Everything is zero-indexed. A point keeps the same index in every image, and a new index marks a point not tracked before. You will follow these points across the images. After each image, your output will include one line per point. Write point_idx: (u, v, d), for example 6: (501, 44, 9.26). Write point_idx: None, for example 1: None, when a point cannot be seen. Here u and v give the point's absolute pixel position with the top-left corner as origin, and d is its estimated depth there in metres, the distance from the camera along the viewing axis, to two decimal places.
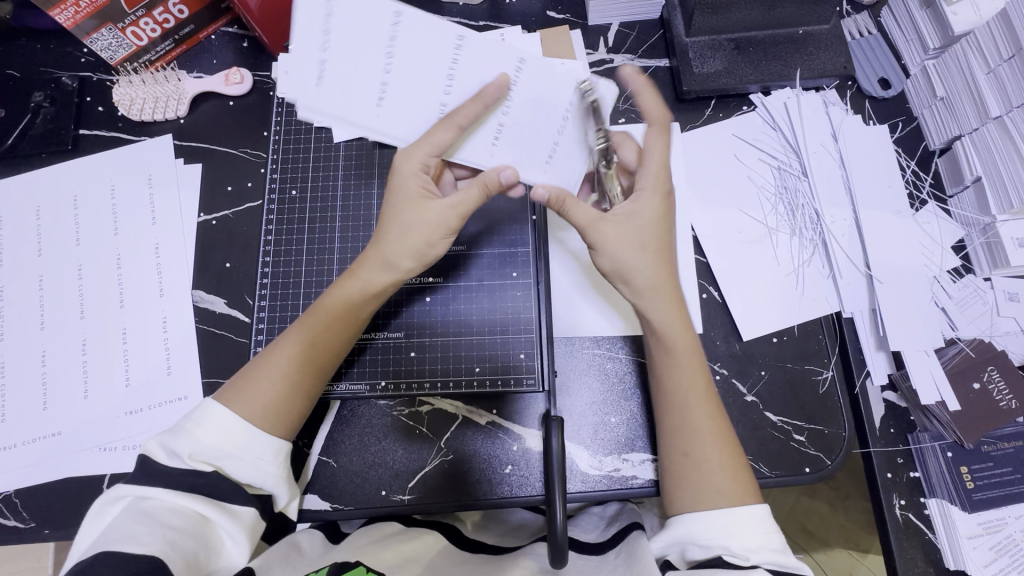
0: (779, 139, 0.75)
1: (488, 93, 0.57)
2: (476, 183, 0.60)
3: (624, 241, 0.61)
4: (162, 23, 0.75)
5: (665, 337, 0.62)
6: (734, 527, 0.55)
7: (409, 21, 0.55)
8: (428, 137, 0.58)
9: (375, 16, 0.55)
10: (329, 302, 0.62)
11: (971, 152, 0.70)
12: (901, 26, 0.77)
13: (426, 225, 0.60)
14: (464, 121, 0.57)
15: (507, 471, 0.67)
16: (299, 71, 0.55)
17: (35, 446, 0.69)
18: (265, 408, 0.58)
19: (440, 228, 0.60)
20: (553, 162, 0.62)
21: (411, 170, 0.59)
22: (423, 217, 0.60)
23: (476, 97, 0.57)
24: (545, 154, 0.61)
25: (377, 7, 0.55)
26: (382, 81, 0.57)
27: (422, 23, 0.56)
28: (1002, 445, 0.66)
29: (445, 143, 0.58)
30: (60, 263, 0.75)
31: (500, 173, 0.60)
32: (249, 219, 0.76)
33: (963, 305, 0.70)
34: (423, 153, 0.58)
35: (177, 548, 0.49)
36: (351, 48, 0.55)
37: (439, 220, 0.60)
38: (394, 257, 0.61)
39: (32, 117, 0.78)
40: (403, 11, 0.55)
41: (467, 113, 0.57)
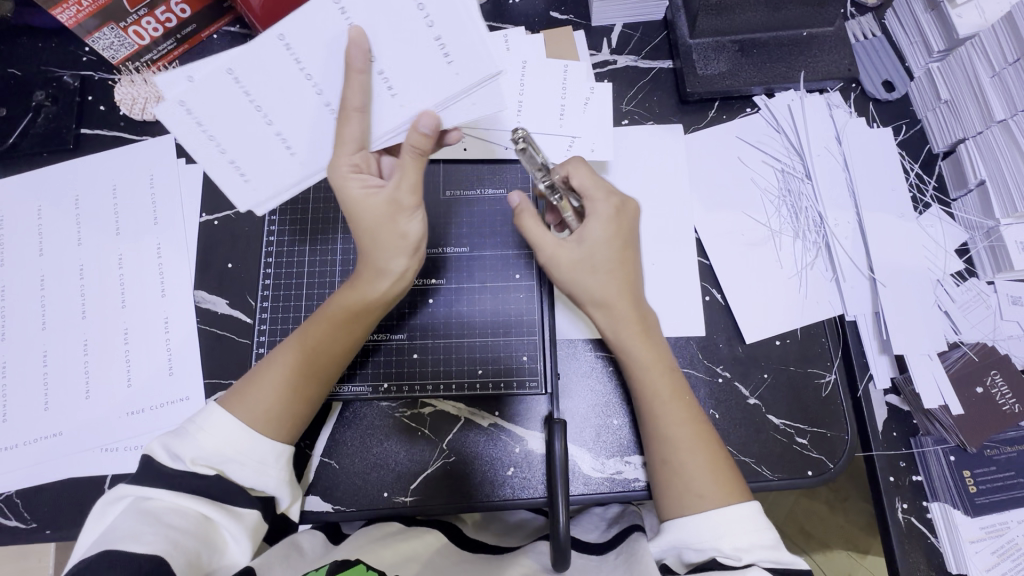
0: (783, 141, 0.75)
1: (353, 59, 0.52)
2: (406, 152, 0.54)
3: (579, 267, 0.62)
4: (164, 22, 0.74)
5: (622, 353, 0.63)
6: (723, 528, 0.55)
7: (243, 70, 0.53)
8: (339, 139, 0.54)
9: (216, 86, 0.54)
10: (330, 309, 0.61)
11: (975, 155, 0.69)
12: (905, 28, 0.76)
13: (384, 217, 0.57)
14: (356, 102, 0.53)
15: (509, 473, 0.67)
16: (223, 176, 0.57)
17: (37, 447, 0.69)
18: (267, 415, 0.58)
19: (401, 211, 0.57)
20: (461, 68, 0.54)
21: (341, 176, 0.55)
22: (378, 209, 0.56)
23: (348, 71, 0.52)
24: (443, 62, 0.54)
25: (210, 76, 0.53)
26: (277, 131, 0.56)
27: (251, 52, 0.53)
28: (1005, 449, 0.66)
29: (357, 136, 0.54)
30: (62, 262, 0.74)
31: (419, 129, 0.53)
32: (251, 219, 0.76)
33: (966, 308, 0.69)
34: (344, 156, 0.54)
35: (181, 548, 0.49)
36: (230, 125, 0.55)
37: (395, 203, 0.57)
38: (388, 263, 0.59)
39: (34, 116, 0.78)
40: (233, 64, 0.53)
41: (354, 91, 0.52)
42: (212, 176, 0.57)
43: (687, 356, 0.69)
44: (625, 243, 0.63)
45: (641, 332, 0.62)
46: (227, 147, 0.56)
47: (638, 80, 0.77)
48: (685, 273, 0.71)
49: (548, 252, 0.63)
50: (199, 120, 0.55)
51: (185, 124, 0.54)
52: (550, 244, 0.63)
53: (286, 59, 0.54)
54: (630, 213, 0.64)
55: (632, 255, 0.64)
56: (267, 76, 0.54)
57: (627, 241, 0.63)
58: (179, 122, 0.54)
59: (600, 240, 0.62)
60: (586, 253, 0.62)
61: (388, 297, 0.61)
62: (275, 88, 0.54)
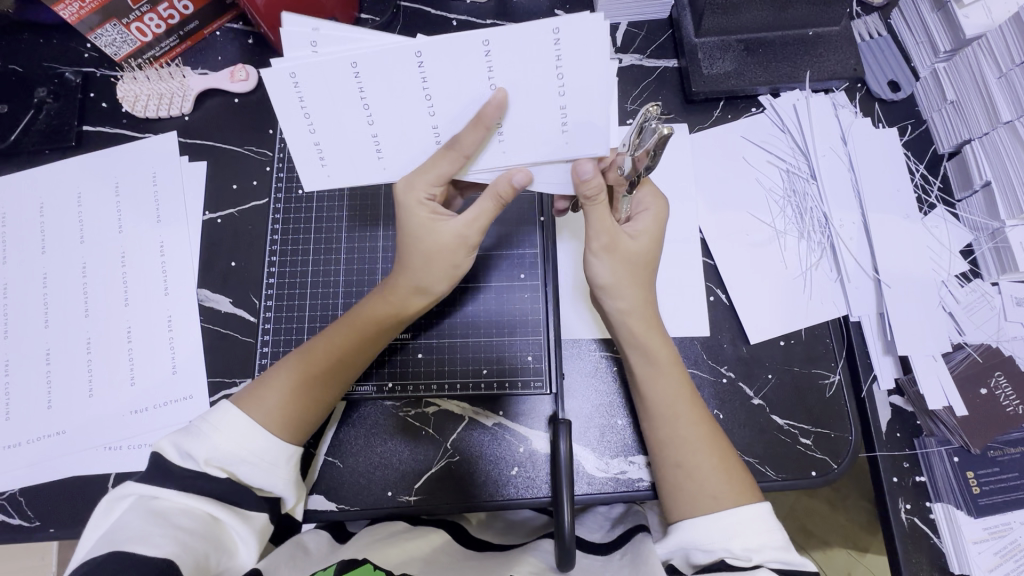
0: (788, 141, 0.75)
1: (485, 115, 0.47)
2: (488, 196, 0.55)
3: (630, 259, 0.61)
4: (167, 19, 0.74)
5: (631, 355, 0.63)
6: (735, 528, 0.55)
7: (369, 66, 0.45)
8: (427, 169, 0.52)
9: (332, 72, 0.46)
10: (357, 320, 0.62)
11: (981, 156, 0.69)
12: (912, 28, 0.76)
13: (447, 249, 0.58)
14: (468, 150, 0.50)
15: (514, 473, 0.67)
16: (303, 155, 0.52)
17: (40, 444, 0.69)
18: (282, 418, 0.58)
19: (462, 247, 0.59)
20: (573, 139, 0.50)
21: (413, 200, 0.55)
22: (443, 240, 0.58)
23: (475, 123, 0.48)
24: (558, 127, 0.49)
25: (331, 66, 0.45)
26: (375, 132, 0.50)
27: (386, 56, 0.45)
28: (1009, 450, 0.66)
29: (448, 174, 0.52)
30: (64, 260, 0.74)
31: (511, 182, 0.53)
32: (254, 217, 0.76)
33: (971, 311, 0.69)
34: (423, 185, 0.53)
35: (189, 549, 0.49)
36: (333, 114, 0.48)
37: (461, 239, 0.58)
38: (421, 282, 0.60)
39: (36, 113, 0.78)
40: (360, 59, 0.45)
41: (471, 140, 0.49)
42: (294, 149, 0.51)
43: (691, 356, 0.69)
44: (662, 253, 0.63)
45: (655, 335, 0.63)
46: (317, 130, 0.50)
47: (643, 79, 0.77)
48: (690, 274, 0.71)
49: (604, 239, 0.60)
50: (302, 99, 0.47)
51: (286, 99, 0.47)
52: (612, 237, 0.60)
53: (413, 76, 0.46)
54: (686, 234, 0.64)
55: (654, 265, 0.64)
56: (387, 84, 0.47)
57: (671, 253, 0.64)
58: (282, 96, 0.47)
59: (654, 237, 0.62)
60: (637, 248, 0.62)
61: (411, 311, 0.62)
62: (389, 93, 0.47)
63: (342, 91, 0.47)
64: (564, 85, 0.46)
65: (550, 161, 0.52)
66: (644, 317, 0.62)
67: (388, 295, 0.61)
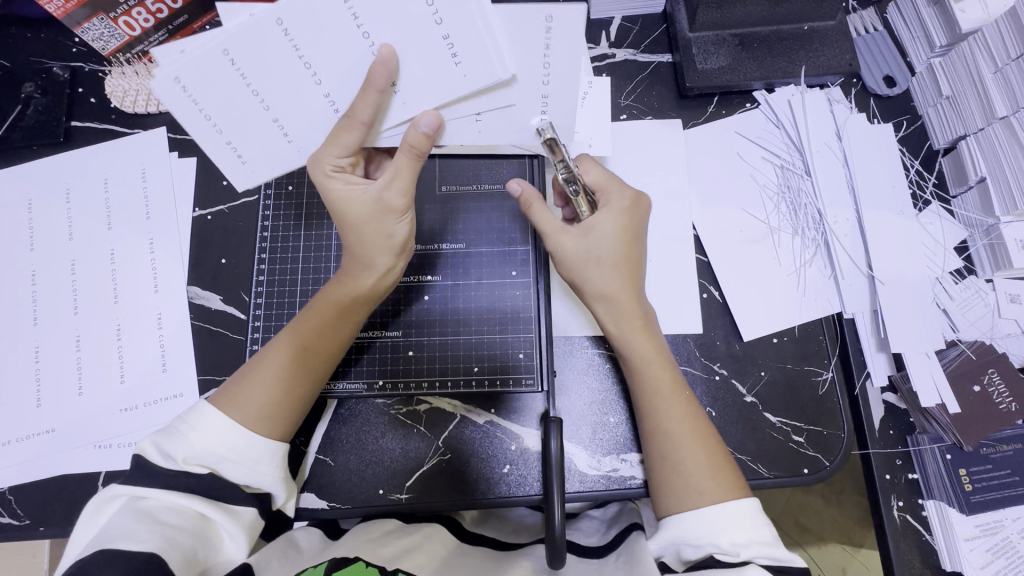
0: (783, 137, 0.74)
1: (375, 76, 0.48)
2: (402, 151, 0.53)
3: (582, 257, 0.62)
4: (155, 14, 0.73)
5: (621, 348, 0.63)
6: (724, 524, 0.54)
7: (240, 51, 0.48)
8: (332, 140, 0.52)
9: (210, 65, 0.49)
10: (322, 305, 0.61)
11: (976, 152, 0.69)
12: (907, 23, 0.76)
13: (372, 215, 0.56)
14: (366, 116, 0.50)
15: (506, 471, 0.67)
16: (221, 157, 0.55)
17: (29, 443, 0.69)
18: (260, 410, 0.57)
19: (389, 212, 0.56)
20: (471, 72, 0.50)
21: (324, 175, 0.55)
22: (365, 208, 0.56)
23: (367, 86, 0.49)
24: (451, 62, 0.50)
25: (205, 57, 0.48)
26: (276, 118, 0.53)
27: (247, 31, 0.47)
28: (1002, 448, 0.66)
29: (355, 143, 0.52)
30: (53, 256, 0.74)
31: (419, 129, 0.51)
32: (245, 214, 0.75)
33: (966, 307, 0.69)
34: (331, 155, 0.53)
35: (176, 545, 0.49)
36: (228, 107, 0.51)
37: (383, 203, 0.56)
38: (371, 259, 0.59)
39: (24, 108, 0.77)
40: (230, 45, 0.48)
41: (365, 104, 0.49)
42: (211, 154, 0.55)
43: (685, 354, 0.69)
44: (632, 240, 0.63)
45: (643, 327, 0.62)
46: (224, 128, 0.53)
47: (637, 74, 0.76)
48: (682, 270, 0.71)
49: (552, 240, 0.63)
50: (196, 100, 0.51)
51: (181, 104, 0.51)
52: (555, 232, 0.63)
53: (283, 47, 0.48)
54: (643, 210, 0.64)
55: (638, 253, 0.63)
56: (265, 62, 0.49)
57: (637, 237, 0.63)
58: (177, 101, 0.51)
59: (608, 229, 0.62)
60: (591, 242, 0.62)
61: (376, 292, 0.62)
62: (269, 68, 0.49)
63: (227, 81, 0.50)
64: (438, 12, 0.47)
65: (453, 103, 0.52)
66: (635, 307, 0.62)
67: (351, 277, 0.61)
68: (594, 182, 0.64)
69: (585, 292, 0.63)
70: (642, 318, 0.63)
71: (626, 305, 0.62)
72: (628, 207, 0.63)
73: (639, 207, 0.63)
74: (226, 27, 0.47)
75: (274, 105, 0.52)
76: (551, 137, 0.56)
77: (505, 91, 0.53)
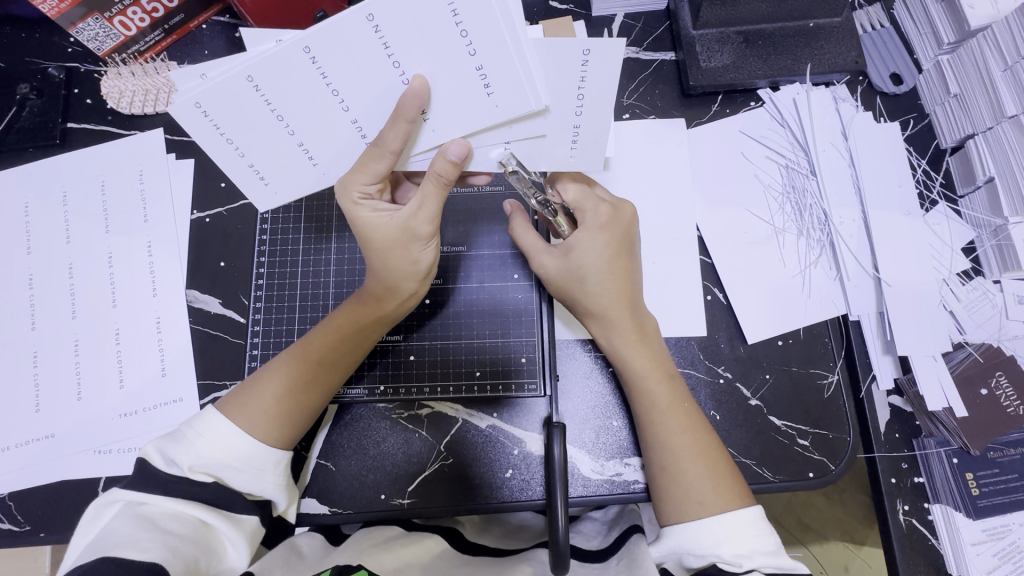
0: (788, 136, 0.73)
1: (405, 107, 0.46)
2: (429, 179, 0.52)
3: (567, 276, 0.63)
4: (151, 12, 0.72)
5: (620, 362, 0.62)
6: (725, 534, 0.54)
7: (265, 78, 0.46)
8: (360, 169, 0.51)
9: (234, 92, 0.47)
10: (339, 321, 0.61)
11: (984, 152, 0.68)
12: (914, 19, 0.75)
13: (398, 241, 0.56)
14: (395, 145, 0.49)
15: (508, 475, 0.66)
16: (244, 179, 0.54)
17: (28, 448, 0.68)
18: (267, 420, 0.57)
19: (415, 240, 0.57)
20: (502, 102, 0.48)
21: (352, 203, 0.54)
22: (392, 234, 0.56)
23: (396, 116, 0.47)
24: (481, 92, 0.48)
25: (228, 84, 0.46)
26: (300, 142, 0.51)
27: (273, 59, 0.45)
28: (1009, 452, 0.66)
29: (383, 171, 0.51)
30: (51, 260, 0.73)
31: (447, 158, 0.51)
32: (244, 216, 0.74)
33: (972, 309, 0.68)
34: (359, 184, 0.53)
35: (180, 554, 0.49)
36: (251, 132, 0.50)
37: (410, 230, 0.56)
38: (391, 278, 0.58)
39: (19, 110, 0.76)
40: (254, 73, 0.45)
41: (396, 134, 0.48)
42: (232, 175, 0.53)
43: (689, 357, 0.68)
44: (619, 252, 0.63)
45: (638, 340, 0.62)
46: (247, 152, 0.52)
47: (640, 72, 0.75)
48: (686, 271, 0.70)
49: (536, 260, 0.64)
50: (218, 125, 0.49)
51: (204, 129, 0.49)
52: (540, 252, 0.64)
53: (310, 73, 0.46)
54: (624, 220, 0.64)
55: (628, 265, 0.63)
56: (291, 87, 0.47)
57: (625, 252, 0.63)
58: (198, 125, 0.48)
59: (589, 250, 0.62)
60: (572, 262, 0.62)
61: (396, 312, 0.62)
62: (295, 95, 0.47)
63: (251, 107, 0.48)
64: (473, 44, 0.45)
65: (483, 130, 0.51)
66: (630, 321, 0.62)
67: (375, 298, 0.60)
68: (572, 199, 0.64)
69: (575, 306, 0.64)
70: (636, 331, 0.62)
71: (620, 319, 0.62)
72: (606, 223, 0.63)
73: (619, 221, 0.63)
74: (250, 53, 0.45)
75: (299, 130, 0.50)
76: (513, 168, 0.56)
77: (535, 120, 0.51)
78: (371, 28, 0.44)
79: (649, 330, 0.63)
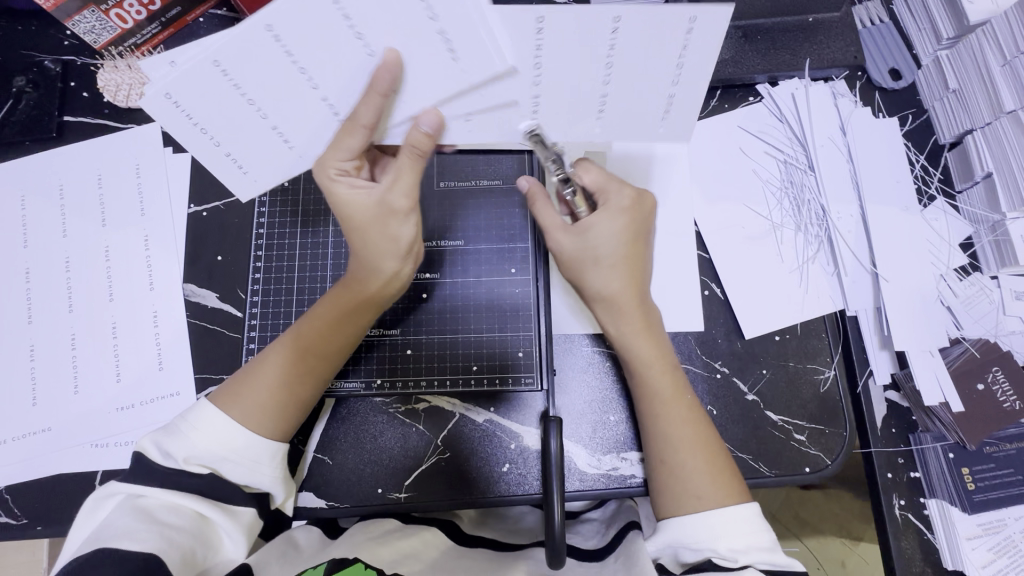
0: (786, 131, 0.73)
1: (379, 81, 0.47)
2: (404, 153, 0.52)
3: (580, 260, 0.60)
4: (148, 5, 0.71)
5: (623, 348, 0.62)
6: (722, 529, 0.54)
7: (231, 62, 0.46)
8: (337, 144, 0.51)
9: (200, 79, 0.47)
10: (327, 308, 0.60)
11: (982, 147, 0.68)
12: (914, 13, 0.74)
13: (377, 220, 0.56)
14: (369, 119, 0.49)
15: (505, 470, 0.67)
16: (223, 169, 0.55)
17: (25, 442, 0.68)
18: (260, 412, 0.57)
19: (392, 215, 0.55)
20: (468, 66, 0.46)
21: (328, 179, 0.54)
22: (368, 211, 0.55)
23: (370, 90, 0.47)
24: (447, 58, 0.46)
25: (195, 71, 0.46)
26: (274, 125, 0.52)
27: (237, 42, 0.45)
28: (1005, 446, 0.66)
29: (358, 146, 0.51)
30: (47, 253, 0.73)
31: (420, 129, 0.50)
32: (241, 210, 0.74)
33: (969, 304, 0.68)
34: (336, 159, 0.52)
35: (175, 546, 0.49)
36: (223, 119, 0.50)
37: (388, 206, 0.55)
38: (378, 263, 0.58)
39: (15, 103, 0.76)
40: (220, 58, 0.45)
41: (370, 109, 0.48)
42: (211, 164, 0.54)
43: (685, 351, 0.68)
44: (635, 242, 0.60)
45: (644, 328, 0.61)
46: (222, 139, 0.52)
47: None
48: (682, 266, 0.70)
49: (552, 239, 0.61)
50: (188, 113, 0.49)
51: (175, 119, 0.49)
52: (556, 227, 0.61)
53: (276, 54, 0.46)
54: (646, 210, 0.60)
55: (642, 251, 0.61)
56: (257, 70, 0.47)
57: (640, 238, 0.60)
58: (170, 115, 0.49)
59: (610, 234, 0.59)
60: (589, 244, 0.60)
61: (380, 296, 0.61)
62: (267, 81, 0.48)
63: (221, 94, 0.48)
64: (433, 11, 0.43)
65: (452, 96, 0.49)
66: (636, 307, 0.61)
67: (361, 283, 0.59)
68: (593, 182, 0.61)
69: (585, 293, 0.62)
70: (642, 318, 0.61)
71: (628, 307, 0.61)
72: (628, 208, 0.60)
73: (637, 210, 0.60)
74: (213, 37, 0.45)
75: (272, 114, 0.51)
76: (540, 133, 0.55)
77: (502, 82, 0.49)
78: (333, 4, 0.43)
79: (653, 317, 0.63)
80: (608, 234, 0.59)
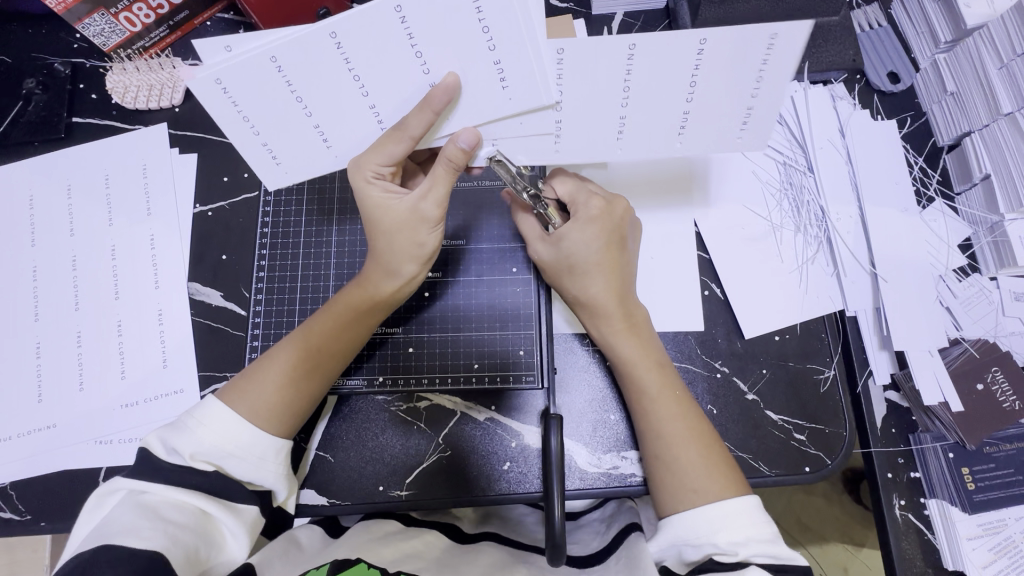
0: (786, 134, 0.74)
1: (434, 98, 0.48)
2: (440, 163, 0.53)
3: (558, 269, 0.64)
4: (156, 8, 0.73)
5: (624, 354, 0.62)
6: (724, 520, 0.54)
7: (288, 59, 0.47)
8: (378, 148, 0.52)
9: (256, 71, 0.47)
10: (338, 307, 0.61)
11: (981, 149, 0.69)
12: (911, 17, 0.75)
13: (405, 225, 0.57)
14: (416, 131, 0.50)
15: (506, 468, 0.67)
16: (255, 156, 0.54)
17: (32, 438, 0.69)
18: (268, 409, 0.58)
19: (423, 223, 0.57)
20: (516, 95, 0.50)
21: (364, 181, 0.55)
22: (399, 217, 0.57)
23: (423, 105, 0.49)
24: (497, 85, 0.50)
25: (251, 63, 0.47)
26: (317, 124, 0.52)
27: (300, 43, 0.46)
28: (1005, 446, 0.66)
29: (399, 154, 0.52)
30: (55, 252, 0.74)
31: (459, 145, 0.52)
32: (246, 210, 0.75)
33: (968, 305, 0.69)
34: (374, 164, 0.53)
35: (179, 543, 0.49)
36: (269, 112, 0.51)
37: (417, 213, 0.57)
38: (393, 264, 0.59)
39: (25, 104, 0.77)
40: (278, 53, 0.46)
41: (418, 122, 0.50)
42: (247, 156, 0.54)
43: (686, 351, 0.69)
44: (613, 243, 0.62)
45: (627, 332, 0.63)
46: (261, 129, 0.52)
47: None
48: (681, 266, 0.70)
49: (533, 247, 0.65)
50: (236, 101, 0.50)
51: (220, 103, 0.49)
52: (535, 240, 0.65)
53: (335, 60, 0.47)
54: (616, 214, 0.63)
55: (619, 261, 0.63)
56: (314, 73, 0.48)
57: (614, 244, 0.63)
58: (217, 101, 0.49)
59: (579, 240, 0.62)
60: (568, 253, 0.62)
61: (395, 298, 0.62)
62: (317, 82, 0.49)
63: (272, 88, 0.49)
64: (493, 40, 0.46)
65: (493, 122, 0.53)
66: (619, 313, 0.62)
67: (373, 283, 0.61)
68: (566, 194, 0.64)
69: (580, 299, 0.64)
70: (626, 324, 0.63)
71: (611, 313, 0.62)
72: (596, 216, 0.62)
73: (609, 218, 0.62)
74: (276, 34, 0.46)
75: (317, 113, 0.51)
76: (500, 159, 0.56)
77: (544, 113, 0.53)
78: (399, 20, 0.45)
79: (641, 325, 0.64)
80: (583, 238, 0.62)
